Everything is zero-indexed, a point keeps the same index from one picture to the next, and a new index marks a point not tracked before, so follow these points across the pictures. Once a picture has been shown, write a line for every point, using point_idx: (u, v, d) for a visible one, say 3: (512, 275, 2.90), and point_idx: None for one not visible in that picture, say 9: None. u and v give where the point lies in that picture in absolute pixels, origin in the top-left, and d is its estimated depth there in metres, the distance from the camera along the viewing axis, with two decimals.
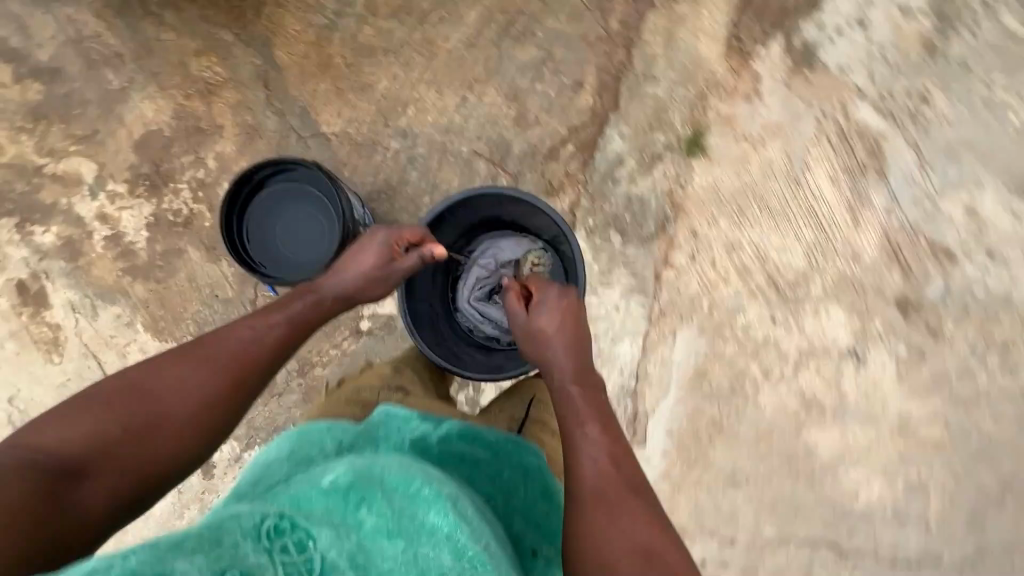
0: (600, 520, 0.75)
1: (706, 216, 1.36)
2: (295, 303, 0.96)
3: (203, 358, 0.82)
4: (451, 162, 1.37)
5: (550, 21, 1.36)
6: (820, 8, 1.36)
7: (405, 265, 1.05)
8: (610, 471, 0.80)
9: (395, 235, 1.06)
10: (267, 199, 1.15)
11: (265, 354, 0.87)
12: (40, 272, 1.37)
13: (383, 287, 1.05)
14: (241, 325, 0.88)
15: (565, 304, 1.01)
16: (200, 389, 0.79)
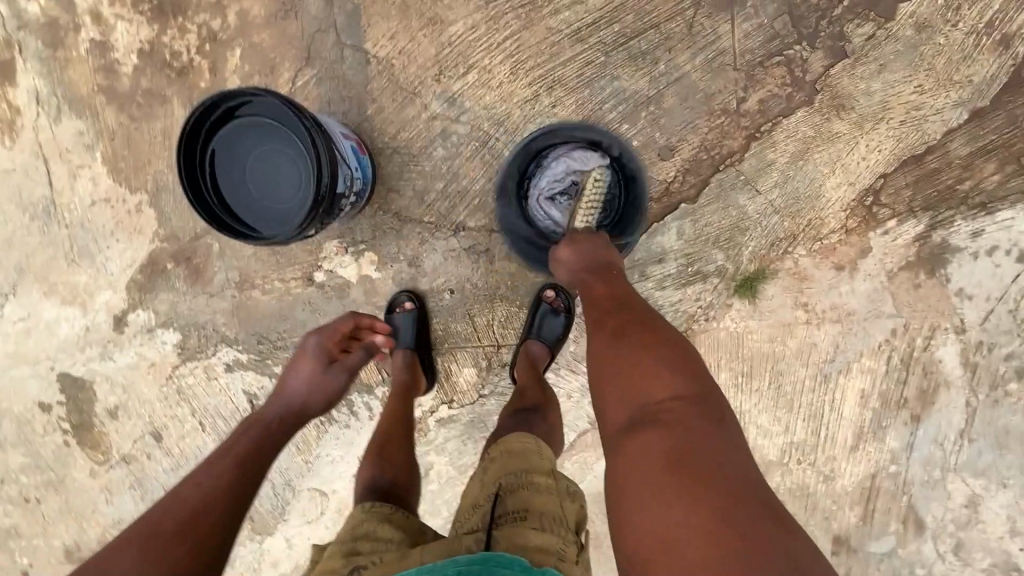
0: (595, 347, 0.77)
1: (711, 360, 1.19)
2: (241, 436, 0.86)
3: (150, 536, 0.68)
4: (485, 160, 1.14)
5: (680, 58, 1.06)
6: (992, 213, 1.06)
7: (351, 359, 1.06)
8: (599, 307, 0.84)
9: (327, 332, 1.06)
10: (249, 124, 0.95)
11: (221, 497, 0.74)
12: (15, 42, 1.21)
13: (327, 396, 1.01)
14: (188, 481, 0.76)
15: (577, 234, 1.00)
16: (152, 561, 0.65)
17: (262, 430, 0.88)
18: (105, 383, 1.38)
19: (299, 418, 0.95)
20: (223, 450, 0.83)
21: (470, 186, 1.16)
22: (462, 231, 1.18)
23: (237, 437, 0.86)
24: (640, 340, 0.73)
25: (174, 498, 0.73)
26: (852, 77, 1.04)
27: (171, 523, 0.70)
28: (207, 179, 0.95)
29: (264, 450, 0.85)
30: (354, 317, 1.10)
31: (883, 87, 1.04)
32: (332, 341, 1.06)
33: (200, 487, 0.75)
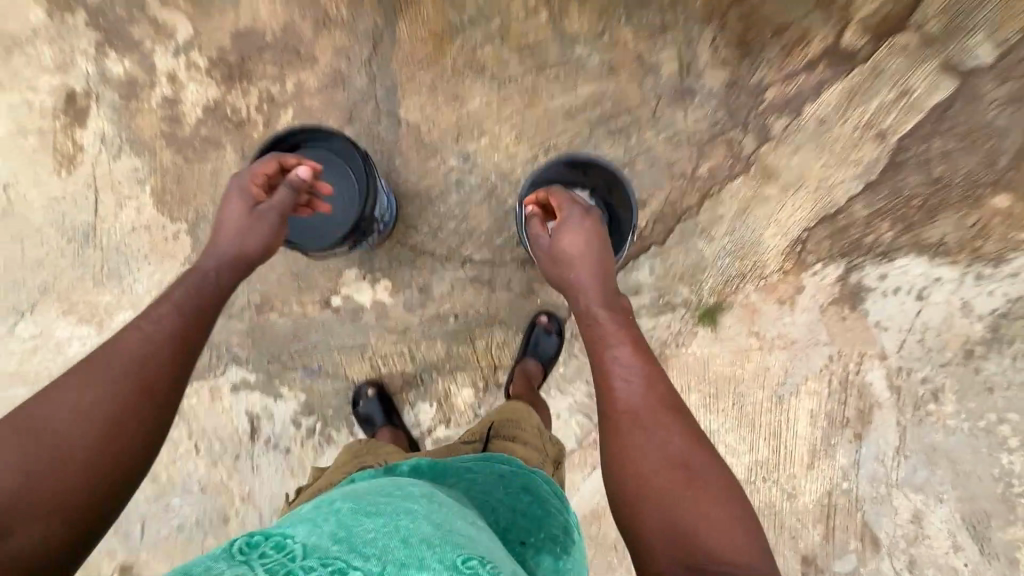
0: (647, 457, 0.74)
1: (682, 382, 1.37)
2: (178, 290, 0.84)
3: (96, 376, 0.70)
4: (491, 206, 1.38)
5: (648, 134, 1.37)
6: (892, 261, 1.35)
7: (277, 200, 0.99)
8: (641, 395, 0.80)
9: (247, 174, 1.01)
10: (321, 153, 1.16)
11: (164, 350, 0.76)
12: (94, 93, 1.42)
13: (258, 235, 0.95)
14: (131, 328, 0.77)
15: (568, 212, 1.05)
16: (96, 405, 0.69)
17: (204, 288, 0.87)
18: None
19: (239, 266, 0.93)
20: (164, 302, 0.81)
21: (477, 225, 1.38)
22: (468, 263, 1.38)
23: (176, 290, 0.84)
24: (695, 467, 0.73)
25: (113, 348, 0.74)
26: (776, 155, 1.36)
27: (108, 373, 0.71)
28: None
29: (204, 310, 0.84)
30: (274, 160, 1.02)
31: (800, 163, 1.36)
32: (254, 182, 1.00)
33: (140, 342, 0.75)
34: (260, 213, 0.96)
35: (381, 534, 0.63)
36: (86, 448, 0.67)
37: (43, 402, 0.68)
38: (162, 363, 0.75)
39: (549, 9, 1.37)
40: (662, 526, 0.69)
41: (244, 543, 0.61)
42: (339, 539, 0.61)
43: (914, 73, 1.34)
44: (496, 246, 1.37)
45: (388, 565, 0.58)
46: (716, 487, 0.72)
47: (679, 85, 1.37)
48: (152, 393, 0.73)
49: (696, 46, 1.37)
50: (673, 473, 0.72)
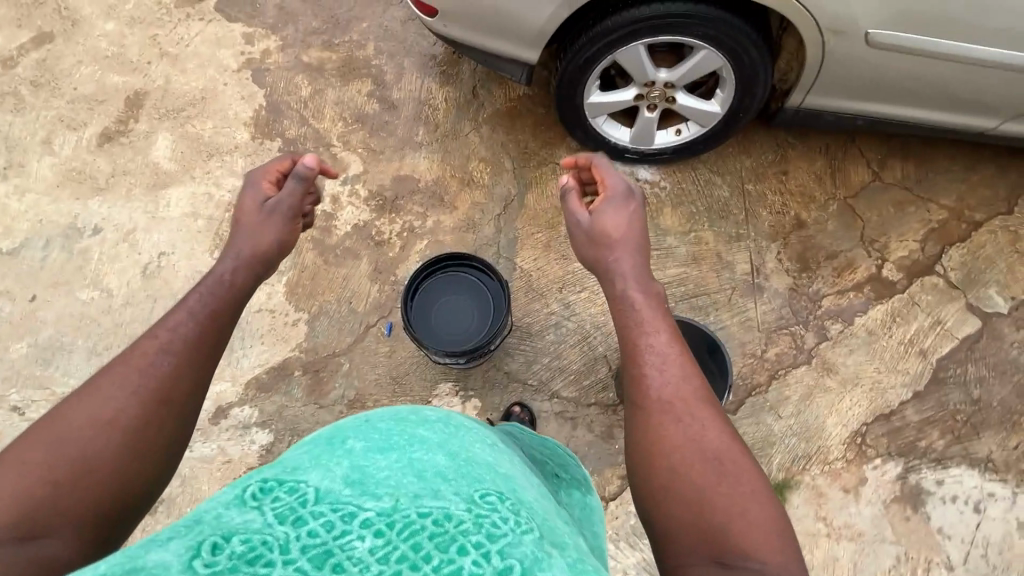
0: (673, 448, 0.75)
1: None
2: (191, 295, 0.90)
3: (120, 384, 0.74)
4: (583, 350, 1.53)
5: (724, 315, 1.60)
6: (947, 469, 1.45)
7: (285, 191, 1.05)
8: (671, 390, 0.81)
9: (261, 171, 1.11)
10: (482, 284, 1.36)
11: (189, 349, 0.81)
12: None
13: (269, 235, 1.04)
14: (148, 337, 0.80)
15: (615, 190, 1.07)
16: (119, 415, 0.71)
17: (226, 291, 0.93)
18: None
19: (255, 263, 1.00)
20: (181, 308, 0.86)
21: (569, 365, 1.52)
22: (556, 397, 1.48)
23: (194, 295, 0.90)
24: (728, 465, 0.74)
25: (131, 363, 0.76)
26: (834, 353, 1.57)
27: (135, 382, 0.74)
28: (428, 276, 1.37)
29: (220, 316, 0.88)
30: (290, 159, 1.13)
31: (855, 364, 1.56)
32: (267, 180, 1.11)
33: (160, 352, 0.79)
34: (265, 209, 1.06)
35: (391, 472, 0.62)
36: (110, 455, 0.68)
37: (65, 414, 0.70)
38: (173, 380, 0.77)
39: (649, 207, 1.72)
40: (690, 511, 0.70)
41: (259, 487, 0.57)
42: (350, 481, 0.59)
43: (944, 308, 1.62)
44: (583, 387, 1.49)
45: (400, 497, 0.56)
46: (749, 482, 0.72)
47: (750, 282, 1.64)
48: (168, 404, 0.75)
49: (765, 255, 1.68)
50: (706, 467, 0.73)
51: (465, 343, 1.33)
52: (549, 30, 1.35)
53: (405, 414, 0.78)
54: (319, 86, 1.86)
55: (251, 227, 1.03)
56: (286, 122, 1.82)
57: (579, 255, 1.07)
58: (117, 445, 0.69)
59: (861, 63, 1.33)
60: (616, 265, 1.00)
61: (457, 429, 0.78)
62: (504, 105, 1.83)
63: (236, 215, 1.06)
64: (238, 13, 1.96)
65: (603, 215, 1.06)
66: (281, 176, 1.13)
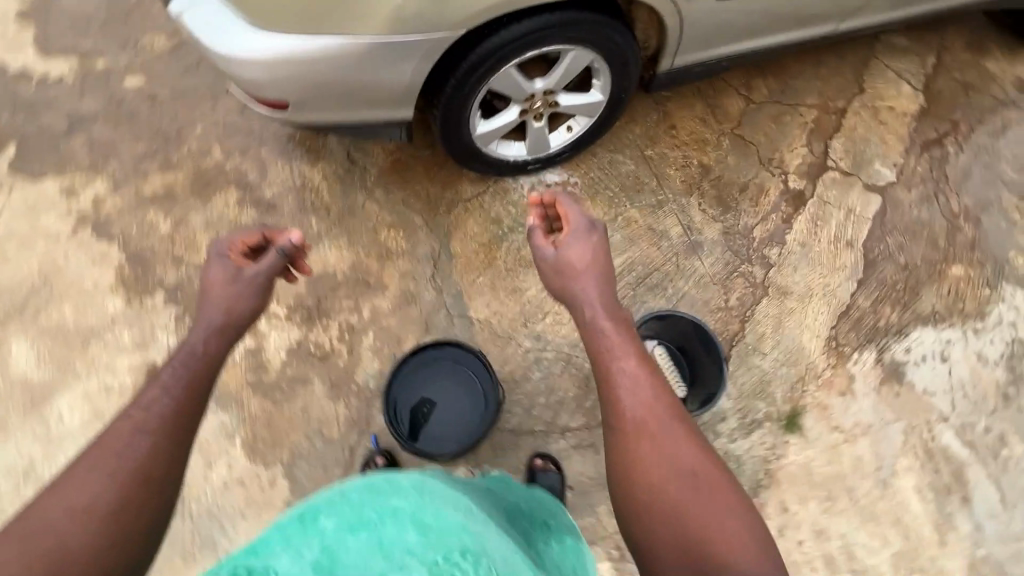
0: (651, 465, 0.77)
1: (797, 493, 1.42)
2: (163, 371, 0.84)
3: (96, 468, 0.72)
4: (572, 373, 1.50)
5: (680, 282, 1.64)
6: (908, 336, 1.60)
7: (264, 262, 0.97)
8: (644, 407, 0.81)
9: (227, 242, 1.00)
10: (474, 373, 1.33)
11: (173, 425, 0.78)
12: None
13: (241, 303, 0.93)
14: (121, 418, 0.77)
15: (576, 219, 1.00)
16: (96, 504, 0.69)
17: (201, 364, 0.86)
18: None
19: (228, 332, 0.91)
20: (155, 384, 0.82)
21: (565, 394, 1.48)
22: (568, 431, 1.45)
23: (168, 371, 0.84)
24: (702, 478, 0.75)
25: (106, 442, 0.74)
26: (783, 275, 1.66)
27: (110, 464, 0.72)
28: (419, 360, 1.34)
29: (196, 385, 0.83)
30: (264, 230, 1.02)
31: (803, 277, 1.66)
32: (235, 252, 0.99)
33: (137, 427, 0.76)
34: (237, 279, 0.94)
35: (360, 554, 0.60)
36: (90, 540, 0.67)
37: (40, 506, 0.68)
38: (152, 456, 0.74)
39: None
40: (672, 524, 0.72)
41: None
42: (319, 569, 0.58)
43: (849, 197, 1.77)
44: (588, 409, 1.47)
45: None
46: (723, 497, 0.74)
47: (687, 241, 1.69)
48: (150, 482, 0.73)
49: (689, 210, 1.73)
50: (681, 482, 0.75)
51: (452, 433, 1.32)
52: (417, 84, 1.25)
53: (380, 480, 0.73)
54: (178, 215, 1.63)
55: (228, 295, 0.93)
56: (158, 267, 1.58)
57: (548, 288, 1.00)
58: (93, 534, 0.67)
59: (712, 16, 1.38)
60: (582, 294, 0.94)
61: (432, 492, 0.73)
62: (386, 159, 1.70)
63: (204, 286, 0.95)
64: (46, 168, 1.67)
65: (567, 250, 0.97)
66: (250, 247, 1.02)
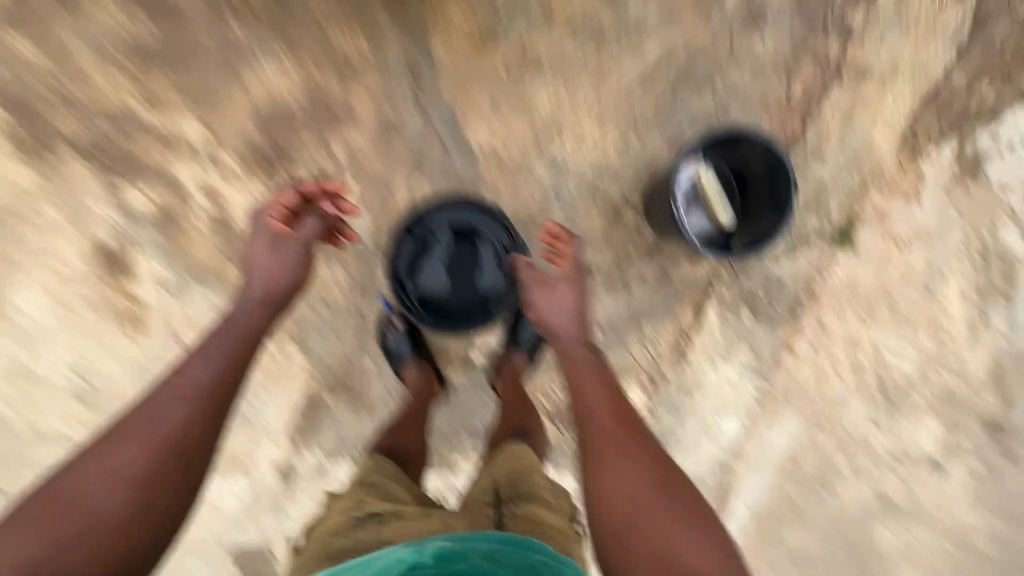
0: (619, 482, 0.80)
1: (836, 309, 1.35)
2: (209, 341, 0.85)
3: (131, 436, 0.73)
4: (598, 206, 1.29)
5: (732, 73, 1.28)
6: (1000, 118, 1.32)
7: (305, 232, 0.94)
8: (613, 428, 0.85)
9: (265, 209, 0.94)
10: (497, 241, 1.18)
11: (210, 400, 0.78)
12: (127, 236, 1.23)
13: (285, 276, 0.91)
14: (164, 387, 0.78)
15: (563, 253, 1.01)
16: (128, 470, 0.71)
17: (246, 337, 0.87)
18: (284, 542, 1.30)
19: (269, 307, 0.91)
20: (199, 354, 0.83)
21: (591, 230, 1.29)
22: (596, 270, 1.30)
23: (213, 341, 0.85)
24: (673, 492, 0.80)
25: (145, 407, 0.76)
26: (862, 50, 1.29)
27: (146, 432, 0.73)
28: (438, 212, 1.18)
29: (237, 360, 0.83)
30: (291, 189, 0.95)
31: (888, 50, 1.29)
32: (273, 217, 0.93)
33: (173, 396, 0.77)
34: (276, 250, 0.92)
35: None
36: (121, 504, 0.69)
37: (84, 460, 0.71)
38: (185, 428, 0.75)
39: None
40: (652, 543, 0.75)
41: None
42: None
43: None
44: (617, 242, 1.30)
45: None
46: (689, 510, 0.79)
47: (745, 10, 1.26)
48: (184, 454, 0.74)
49: None
50: (654, 499, 0.79)
51: (460, 295, 1.19)
52: None
53: None
54: (49, 35, 1.19)
55: (270, 264, 0.91)
56: (56, 117, 1.20)
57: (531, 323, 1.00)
58: (126, 499, 0.69)
59: None
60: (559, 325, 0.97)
61: None
62: None
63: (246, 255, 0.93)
64: None
65: (555, 287, 0.98)
66: (287, 211, 0.94)
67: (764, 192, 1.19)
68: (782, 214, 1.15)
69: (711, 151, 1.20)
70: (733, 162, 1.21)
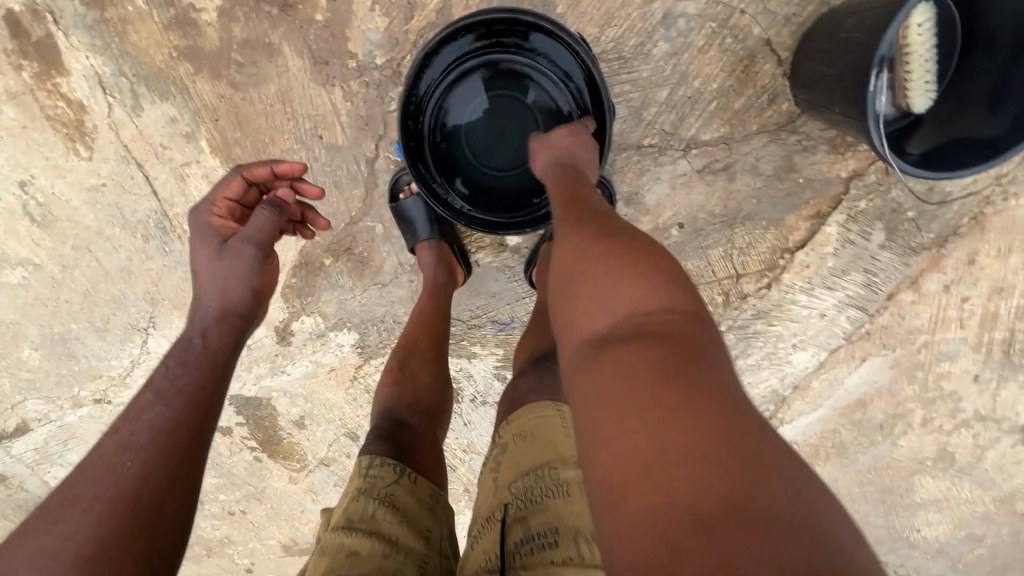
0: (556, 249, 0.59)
1: (1002, 245, 0.99)
2: (158, 373, 0.65)
3: (68, 506, 0.53)
4: (721, 48, 0.88)
5: None
6: None
7: (252, 224, 0.74)
8: (558, 211, 0.65)
9: (205, 206, 0.77)
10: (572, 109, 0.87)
11: (172, 440, 0.59)
12: (45, 7, 0.87)
13: (232, 292, 0.72)
14: (106, 442, 0.58)
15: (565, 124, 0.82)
16: (68, 543, 0.50)
17: (206, 359, 0.67)
18: (284, 397, 1.21)
19: (230, 321, 0.71)
20: (146, 391, 0.63)
21: (703, 87, 0.90)
22: (695, 148, 0.94)
23: (162, 371, 0.65)
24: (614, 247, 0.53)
25: (84, 469, 0.56)
26: None
27: (88, 493, 0.54)
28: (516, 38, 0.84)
29: (201, 393, 0.64)
30: (234, 177, 0.77)
31: None
32: (215, 215, 0.77)
33: (118, 448, 0.57)
34: (218, 254, 0.73)
35: None
36: None
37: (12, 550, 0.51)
38: (139, 482, 0.55)
39: None
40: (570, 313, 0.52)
41: None
42: None
43: None
44: (736, 112, 0.91)
45: None
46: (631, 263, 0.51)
47: None
48: (144, 512, 0.54)
49: None
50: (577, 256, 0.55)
51: (496, 158, 0.91)
52: None
53: None
54: None
55: (218, 271, 0.72)
56: None
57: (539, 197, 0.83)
58: None
59: None
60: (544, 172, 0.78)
61: None
62: None
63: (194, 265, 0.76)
64: None
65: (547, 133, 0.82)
66: (235, 206, 0.79)
67: (994, 88, 0.77)
68: (1022, 133, 0.73)
69: (950, 4, 0.79)
70: (978, 26, 0.78)
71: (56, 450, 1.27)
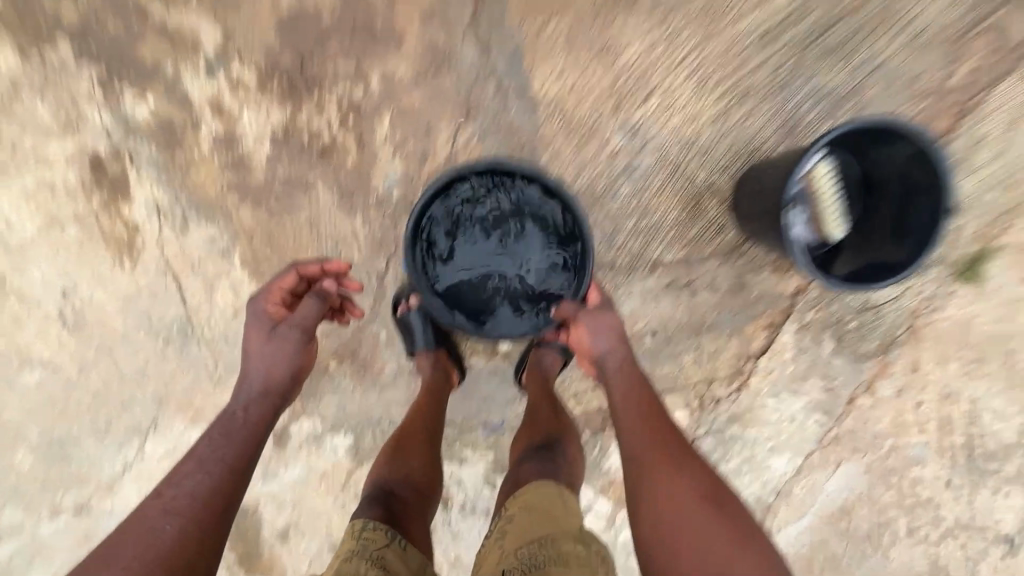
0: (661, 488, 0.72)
1: (939, 353, 1.12)
2: (202, 441, 0.72)
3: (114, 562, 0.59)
4: (675, 189, 1.08)
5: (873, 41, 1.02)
6: None
7: (301, 315, 0.83)
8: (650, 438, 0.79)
9: (263, 295, 0.86)
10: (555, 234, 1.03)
11: (208, 510, 0.65)
12: (123, 151, 1.07)
13: (274, 374, 0.80)
14: (153, 502, 0.64)
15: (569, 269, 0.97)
16: None
17: (246, 431, 0.74)
18: (272, 505, 1.20)
19: (271, 400, 0.79)
20: (192, 455, 0.70)
21: (663, 219, 1.09)
22: (660, 267, 1.10)
23: (205, 439, 0.72)
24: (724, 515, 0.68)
25: (130, 526, 0.62)
26: None
27: (133, 551, 0.60)
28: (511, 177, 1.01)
29: (238, 464, 0.70)
30: (290, 271, 0.86)
31: None
32: (270, 303, 0.85)
33: (161, 512, 0.63)
34: (269, 338, 0.82)
35: None
36: None
37: None
38: (176, 549, 0.61)
39: None
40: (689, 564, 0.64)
41: None
42: None
43: None
44: (692, 239, 1.09)
45: None
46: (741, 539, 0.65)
47: None
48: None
49: None
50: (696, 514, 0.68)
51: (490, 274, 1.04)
52: None
53: None
54: None
55: (265, 355, 0.81)
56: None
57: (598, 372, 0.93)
58: None
59: None
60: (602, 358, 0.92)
61: None
62: None
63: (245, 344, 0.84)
64: None
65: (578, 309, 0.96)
66: (288, 295, 0.88)
67: (895, 220, 0.95)
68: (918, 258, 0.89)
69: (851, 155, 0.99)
70: (874, 175, 0.97)
71: (25, 564, 1.21)
